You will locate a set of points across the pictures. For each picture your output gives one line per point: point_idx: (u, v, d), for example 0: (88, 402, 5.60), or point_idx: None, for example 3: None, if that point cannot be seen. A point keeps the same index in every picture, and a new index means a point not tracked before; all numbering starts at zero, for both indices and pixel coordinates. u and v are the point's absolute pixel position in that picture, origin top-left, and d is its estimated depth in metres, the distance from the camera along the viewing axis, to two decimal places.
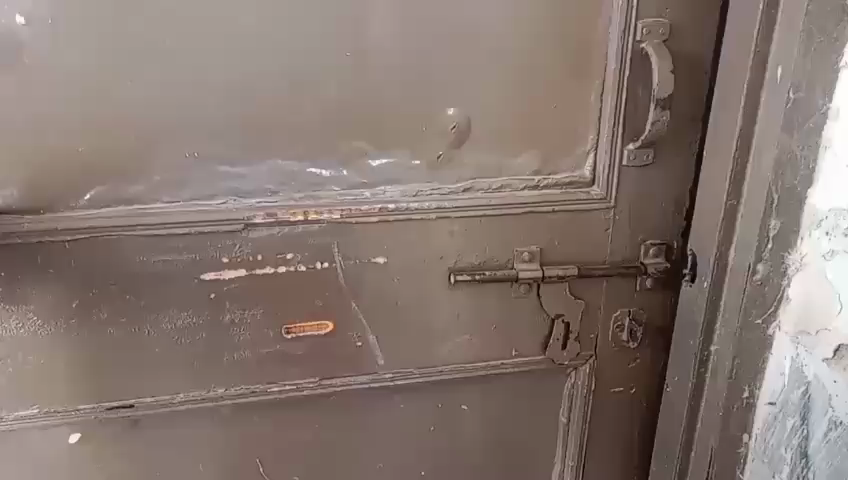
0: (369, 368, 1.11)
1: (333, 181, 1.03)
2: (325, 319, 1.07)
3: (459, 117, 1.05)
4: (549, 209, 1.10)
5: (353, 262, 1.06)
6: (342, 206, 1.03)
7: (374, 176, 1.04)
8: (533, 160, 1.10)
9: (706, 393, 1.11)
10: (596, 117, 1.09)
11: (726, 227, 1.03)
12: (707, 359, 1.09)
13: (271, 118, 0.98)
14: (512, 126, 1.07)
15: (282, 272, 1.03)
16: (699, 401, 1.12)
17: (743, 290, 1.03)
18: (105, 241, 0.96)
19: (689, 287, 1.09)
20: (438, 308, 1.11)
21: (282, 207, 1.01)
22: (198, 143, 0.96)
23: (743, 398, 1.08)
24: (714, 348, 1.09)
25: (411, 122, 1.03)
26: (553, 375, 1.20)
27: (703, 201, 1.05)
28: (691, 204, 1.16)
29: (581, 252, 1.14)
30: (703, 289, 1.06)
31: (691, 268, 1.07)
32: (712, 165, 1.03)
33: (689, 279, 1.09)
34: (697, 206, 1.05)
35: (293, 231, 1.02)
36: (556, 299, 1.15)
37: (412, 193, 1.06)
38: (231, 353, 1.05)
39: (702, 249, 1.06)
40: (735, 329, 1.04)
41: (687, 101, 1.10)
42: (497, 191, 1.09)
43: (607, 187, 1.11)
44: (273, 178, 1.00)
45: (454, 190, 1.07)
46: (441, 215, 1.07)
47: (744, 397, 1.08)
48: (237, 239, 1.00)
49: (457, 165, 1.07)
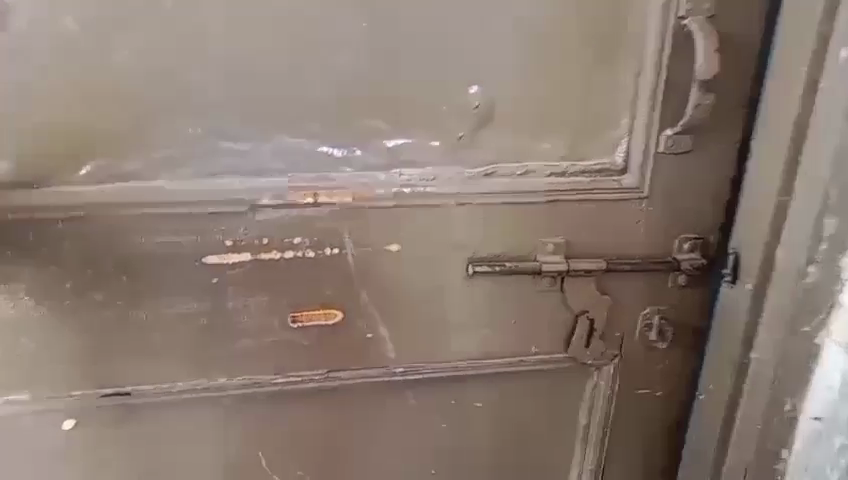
0: (379, 361, 1.05)
1: (345, 162, 0.96)
2: (334, 308, 1.01)
3: (482, 97, 0.97)
4: (577, 197, 1.03)
5: (365, 249, 0.99)
6: (354, 189, 0.96)
7: (390, 158, 0.97)
8: (561, 145, 1.02)
9: (743, 405, 1.04)
10: (631, 98, 1.01)
11: (774, 226, 0.95)
12: (746, 367, 1.02)
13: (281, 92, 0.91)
14: (540, 108, 0.99)
15: (289, 258, 0.97)
16: (733, 412, 1.05)
17: (790, 295, 0.95)
18: (102, 219, 0.91)
19: (729, 289, 1.02)
20: (454, 299, 1.04)
21: (290, 188, 0.94)
22: (202, 118, 0.90)
23: (784, 412, 1.00)
24: (753, 356, 1.01)
25: (431, 100, 0.96)
26: (575, 375, 1.13)
27: (750, 199, 0.98)
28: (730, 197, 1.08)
29: (610, 245, 1.07)
30: (746, 291, 0.99)
31: (733, 270, 1.00)
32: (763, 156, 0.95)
33: (731, 280, 1.01)
34: (744, 203, 0.98)
35: (301, 214, 0.96)
36: (580, 294, 1.07)
37: (430, 178, 0.98)
38: (233, 341, 0.99)
39: (749, 248, 0.98)
40: (779, 337, 0.97)
41: (733, 84, 1.01)
42: (522, 177, 1.01)
43: (641, 176, 1.04)
44: (282, 157, 0.94)
45: (476, 175, 1.00)
46: (461, 201, 1.00)
47: (786, 409, 1.00)
48: (241, 221, 0.94)
49: (479, 148, 0.99)
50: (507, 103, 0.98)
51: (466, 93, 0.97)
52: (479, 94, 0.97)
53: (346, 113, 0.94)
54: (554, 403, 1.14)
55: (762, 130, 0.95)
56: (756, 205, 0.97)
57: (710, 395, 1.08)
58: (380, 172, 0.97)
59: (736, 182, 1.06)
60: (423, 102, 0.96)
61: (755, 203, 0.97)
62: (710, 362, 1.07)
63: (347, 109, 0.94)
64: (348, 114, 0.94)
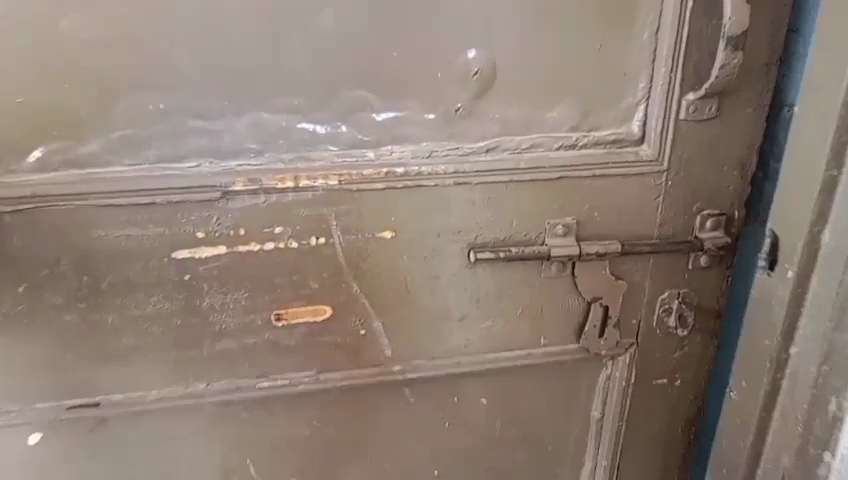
0: (374, 359, 0.96)
1: (328, 140, 0.85)
2: (322, 304, 0.91)
3: (481, 62, 0.86)
4: (589, 173, 0.92)
5: (355, 237, 0.89)
6: (340, 170, 0.85)
7: (379, 134, 0.86)
8: (570, 115, 0.91)
9: (781, 403, 0.99)
10: (649, 59, 0.90)
11: (820, 206, 0.89)
12: (785, 363, 0.97)
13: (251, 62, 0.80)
14: (547, 73, 0.88)
15: (269, 249, 0.87)
16: (771, 411, 1.00)
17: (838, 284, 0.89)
18: (55, 213, 0.80)
19: (766, 275, 0.97)
20: (455, 290, 0.95)
21: (267, 171, 0.84)
22: (162, 93, 0.79)
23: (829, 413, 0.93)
24: (793, 351, 0.96)
25: (423, 67, 0.84)
26: (588, 366, 1.04)
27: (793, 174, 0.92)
28: (760, 170, 0.98)
29: (625, 224, 0.97)
30: (787, 279, 0.93)
31: (769, 256, 0.95)
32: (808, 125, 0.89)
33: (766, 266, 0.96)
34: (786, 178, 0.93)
35: (281, 200, 0.85)
36: (594, 280, 0.98)
37: (426, 155, 0.88)
38: (212, 343, 0.90)
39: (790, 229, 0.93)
40: (824, 330, 0.91)
41: (763, 40, 0.89)
42: (527, 151, 0.91)
43: (660, 147, 0.93)
44: (256, 136, 0.83)
45: (476, 151, 0.89)
46: (460, 180, 0.89)
47: (831, 411, 0.93)
48: (214, 210, 0.84)
49: (479, 120, 0.89)
50: (510, 68, 0.87)
51: (463, 58, 0.85)
52: (478, 58, 0.86)
53: (327, 85, 0.82)
54: (565, 397, 1.05)
55: (805, 103, 0.89)
56: (799, 182, 0.91)
57: (743, 392, 1.03)
58: (369, 151, 0.86)
59: (765, 154, 0.96)
60: (415, 70, 0.84)
61: (798, 181, 0.91)
62: (742, 357, 1.02)
63: (328, 79, 0.82)
64: (329, 85, 0.82)
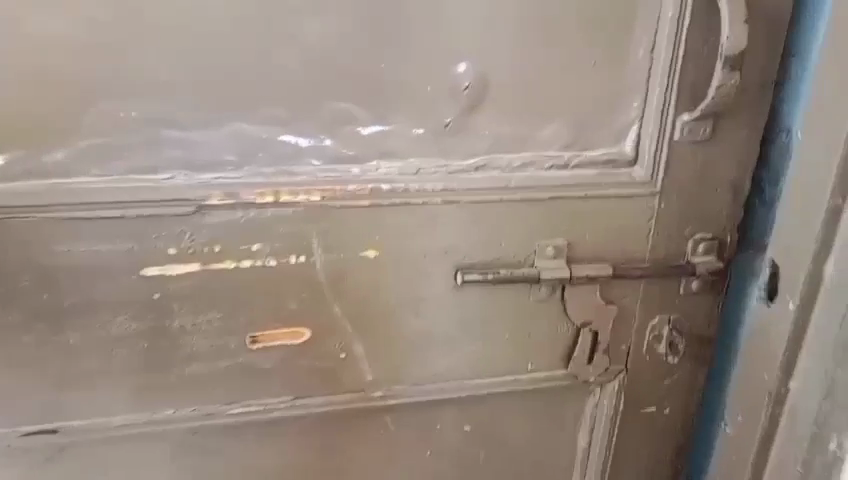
0: (354, 384, 0.91)
1: (310, 154, 0.80)
2: (301, 326, 0.86)
3: (473, 76, 0.83)
4: (581, 193, 0.89)
5: (337, 256, 0.85)
6: (323, 186, 0.81)
7: (365, 149, 0.82)
8: (563, 134, 0.88)
9: (778, 441, 0.94)
10: (645, 78, 0.88)
11: (824, 234, 0.85)
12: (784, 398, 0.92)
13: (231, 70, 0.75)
14: (540, 90, 0.85)
15: (246, 268, 0.82)
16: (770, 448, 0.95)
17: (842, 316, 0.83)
18: (14, 225, 0.74)
19: (765, 306, 0.95)
20: (441, 313, 0.90)
21: (246, 186, 0.79)
22: (135, 100, 0.74)
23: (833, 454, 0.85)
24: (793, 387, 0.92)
25: (413, 80, 0.81)
26: (575, 393, 1.00)
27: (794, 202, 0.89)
28: (756, 199, 0.96)
29: (617, 247, 0.94)
30: (789, 311, 0.90)
31: (769, 284, 0.93)
32: (812, 150, 0.87)
33: (766, 297, 0.94)
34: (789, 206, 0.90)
35: (260, 216, 0.80)
36: (583, 304, 0.94)
37: (413, 172, 0.84)
38: (181, 367, 0.84)
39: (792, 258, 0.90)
40: (830, 367, 0.85)
41: (759, 62, 0.88)
42: (518, 169, 0.87)
43: (654, 169, 0.91)
44: (235, 148, 0.78)
45: (465, 169, 0.85)
46: (448, 199, 0.86)
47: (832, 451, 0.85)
48: (188, 225, 0.79)
49: (469, 136, 0.85)
50: (503, 83, 0.84)
51: (454, 71, 0.82)
52: (469, 72, 0.82)
53: (311, 95, 0.78)
54: (551, 425, 1.01)
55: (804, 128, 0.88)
56: (803, 210, 0.88)
57: (740, 426, 1.00)
58: (354, 166, 0.82)
59: (762, 183, 0.95)
60: (404, 82, 0.81)
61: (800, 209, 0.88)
62: (738, 388, 1.00)
63: (312, 90, 0.78)
64: (314, 96, 0.78)
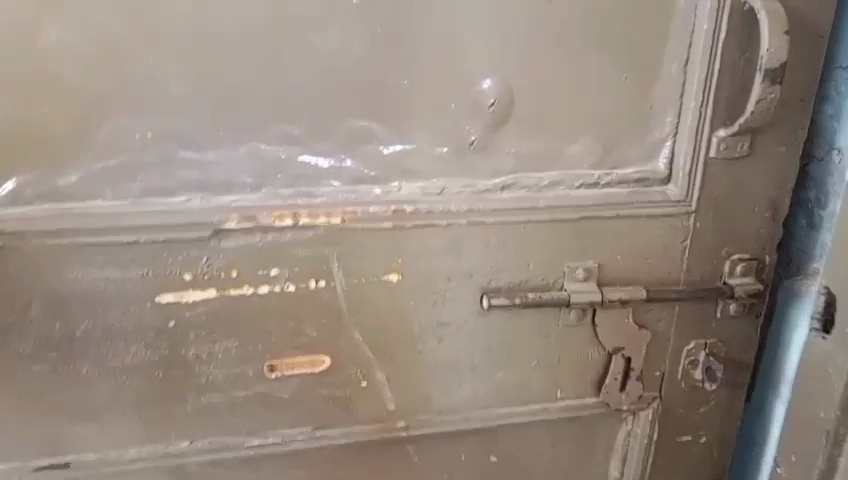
0: (376, 413, 0.87)
1: (330, 174, 0.77)
2: (320, 354, 0.83)
3: (499, 92, 0.79)
4: (613, 213, 0.85)
5: (359, 280, 0.81)
6: (344, 207, 0.78)
7: (387, 169, 0.79)
8: (592, 151, 0.84)
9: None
10: (678, 93, 0.84)
11: None
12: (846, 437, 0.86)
13: (250, 87, 0.73)
14: (569, 106, 0.82)
15: (263, 293, 0.79)
16: None
17: None
18: (25, 252, 0.72)
19: (821, 338, 0.86)
20: (466, 339, 0.87)
21: (264, 208, 0.76)
22: (151, 121, 0.71)
23: None
24: None
25: (436, 96, 0.78)
26: (607, 422, 0.96)
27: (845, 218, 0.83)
28: (804, 219, 0.92)
29: (650, 268, 0.89)
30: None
31: (824, 314, 0.85)
32: None
33: (822, 328, 0.86)
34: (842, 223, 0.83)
35: (278, 240, 0.77)
36: (615, 329, 0.90)
37: (437, 192, 0.80)
38: (197, 396, 0.81)
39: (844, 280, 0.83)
40: None
41: (798, 75, 0.84)
42: (546, 189, 0.83)
43: (688, 187, 0.87)
44: (253, 168, 0.75)
45: (491, 188, 0.82)
46: (474, 219, 0.82)
47: None
48: (204, 249, 0.76)
49: (495, 154, 0.81)
50: (530, 99, 0.80)
51: (480, 86, 0.79)
52: (495, 87, 0.79)
53: (332, 112, 0.76)
54: (581, 455, 0.97)
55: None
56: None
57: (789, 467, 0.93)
58: (375, 187, 0.79)
59: (810, 202, 0.91)
60: (426, 98, 0.78)
61: None
62: (788, 423, 0.93)
63: (333, 107, 0.76)
64: (334, 113, 0.76)
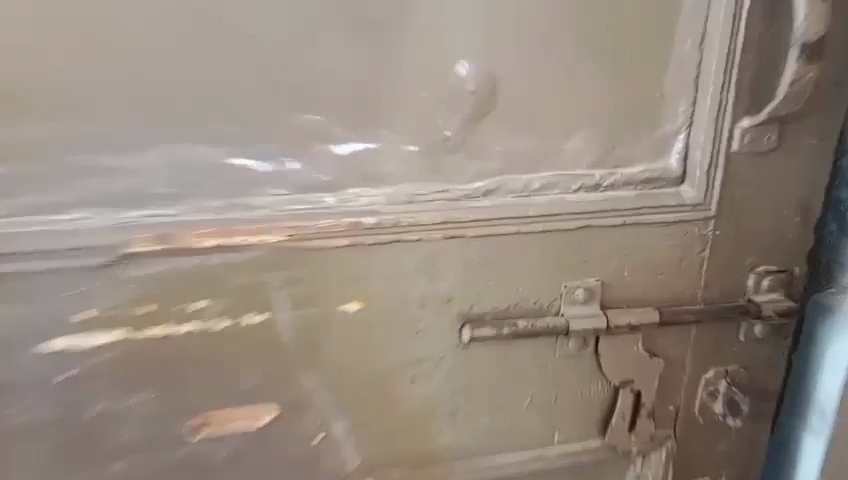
0: (336, 471, 0.71)
1: (270, 180, 0.61)
2: (260, 406, 0.67)
3: (480, 76, 0.64)
4: (618, 221, 0.71)
5: (309, 312, 0.65)
6: (288, 222, 0.62)
7: (341, 173, 0.63)
8: (592, 147, 0.69)
9: None
10: (695, 75, 0.69)
11: None
12: None
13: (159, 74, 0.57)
14: (563, 92, 0.67)
15: (188, 332, 0.63)
16: None
17: None
18: None
19: None
20: (443, 378, 0.71)
21: (185, 225, 0.60)
22: (28, 115, 0.55)
23: None
24: None
25: (400, 81, 0.62)
26: (611, 465, 0.81)
27: None
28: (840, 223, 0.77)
29: (662, 286, 0.75)
30: None
31: None
32: None
33: None
34: None
35: (205, 264, 0.61)
36: (623, 360, 0.75)
37: (405, 200, 0.65)
38: (108, 463, 0.64)
39: None
40: None
41: (839, 50, 0.70)
42: (537, 193, 0.68)
43: (708, 188, 0.72)
44: (168, 177, 0.59)
45: (470, 194, 0.67)
46: (451, 233, 0.67)
47: None
48: (108, 279, 0.60)
49: (476, 152, 0.66)
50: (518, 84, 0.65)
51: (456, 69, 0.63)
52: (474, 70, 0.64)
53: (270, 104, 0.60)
54: None
55: None
56: None
57: None
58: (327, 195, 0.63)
59: None
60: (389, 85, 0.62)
61: None
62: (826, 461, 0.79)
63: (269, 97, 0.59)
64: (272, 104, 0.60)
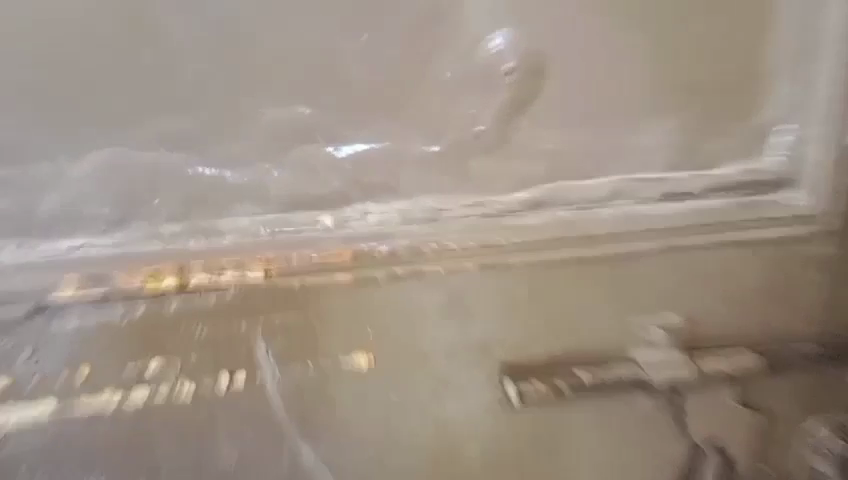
0: None
1: (268, 196, 0.53)
2: None
3: (515, 58, 0.53)
4: (707, 237, 0.56)
5: (297, 367, 0.48)
6: (281, 250, 0.51)
7: (346, 182, 0.54)
8: (668, 149, 0.57)
9: None
10: (800, 44, 0.54)
11: None
12: None
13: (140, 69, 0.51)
14: (620, 81, 0.55)
15: (133, 402, 0.46)
16: None
17: None
18: None
19: None
20: (488, 457, 0.48)
21: (133, 261, 0.50)
22: None
23: None
24: None
25: (412, 65, 0.53)
26: None
27: None
28: None
29: (772, 314, 0.55)
30: None
31: None
32: None
33: None
34: None
35: (164, 313, 0.48)
36: (737, 427, 0.51)
37: (427, 221, 0.53)
38: None
39: None
40: None
41: None
42: (599, 205, 0.56)
43: (819, 190, 0.56)
44: (137, 186, 0.52)
45: (511, 208, 0.55)
46: (494, 264, 0.52)
47: None
48: (32, 336, 0.47)
49: (513, 156, 0.55)
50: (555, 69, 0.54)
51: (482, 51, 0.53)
52: (506, 50, 0.53)
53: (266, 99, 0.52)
54: None
55: None
56: None
57: None
58: (324, 218, 0.53)
59: None
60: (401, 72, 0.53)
61: None
62: None
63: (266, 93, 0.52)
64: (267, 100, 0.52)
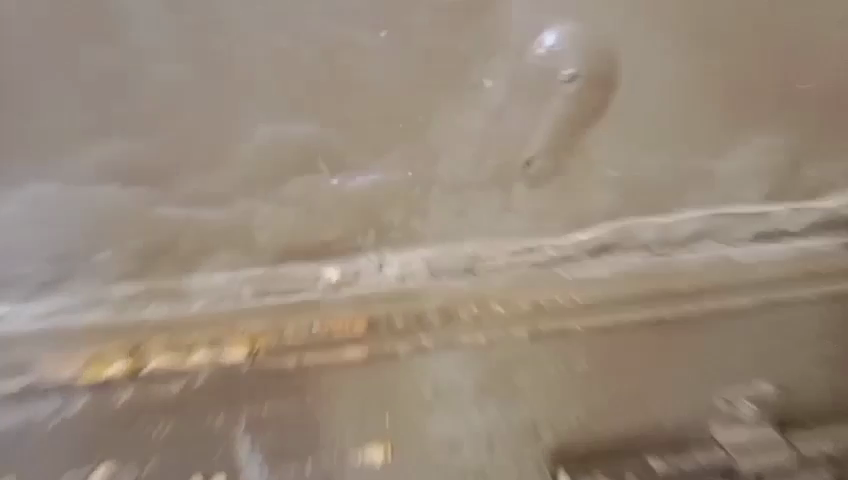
0: None
1: (251, 244, 0.40)
2: None
3: (579, 56, 0.38)
4: (813, 289, 0.44)
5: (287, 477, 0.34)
6: (277, 316, 0.40)
7: (358, 222, 0.40)
8: (766, 179, 0.44)
9: None
10: None
11: None
12: None
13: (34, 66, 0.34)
14: (706, 93, 0.41)
15: None
16: None
17: None
18: None
19: None
20: None
21: (72, 339, 0.38)
22: None
23: None
24: None
25: (436, 68, 0.38)
26: None
27: None
28: None
29: None
30: None
31: None
32: None
33: None
34: None
35: (108, 411, 0.35)
36: None
37: (461, 270, 0.42)
38: None
39: None
40: None
41: None
42: (677, 247, 0.45)
43: None
44: (64, 231, 0.38)
45: (569, 251, 0.43)
46: (557, 328, 0.40)
47: None
48: None
49: (574, 189, 0.42)
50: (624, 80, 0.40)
51: (523, 57, 0.38)
52: (550, 53, 0.38)
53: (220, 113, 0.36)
54: None
55: None
56: None
57: None
58: (328, 268, 0.41)
59: None
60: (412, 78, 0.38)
61: None
62: None
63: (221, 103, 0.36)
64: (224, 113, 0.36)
